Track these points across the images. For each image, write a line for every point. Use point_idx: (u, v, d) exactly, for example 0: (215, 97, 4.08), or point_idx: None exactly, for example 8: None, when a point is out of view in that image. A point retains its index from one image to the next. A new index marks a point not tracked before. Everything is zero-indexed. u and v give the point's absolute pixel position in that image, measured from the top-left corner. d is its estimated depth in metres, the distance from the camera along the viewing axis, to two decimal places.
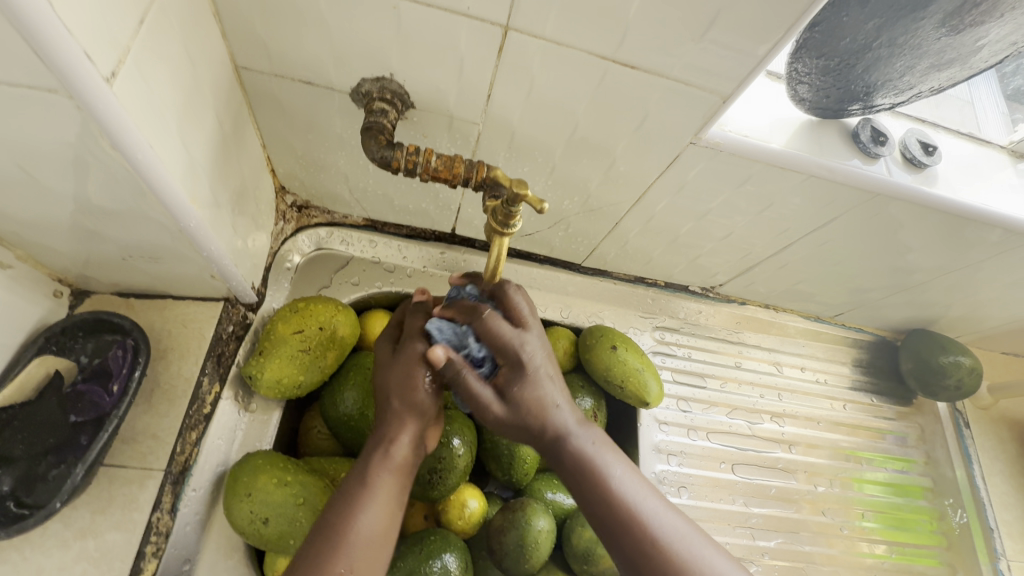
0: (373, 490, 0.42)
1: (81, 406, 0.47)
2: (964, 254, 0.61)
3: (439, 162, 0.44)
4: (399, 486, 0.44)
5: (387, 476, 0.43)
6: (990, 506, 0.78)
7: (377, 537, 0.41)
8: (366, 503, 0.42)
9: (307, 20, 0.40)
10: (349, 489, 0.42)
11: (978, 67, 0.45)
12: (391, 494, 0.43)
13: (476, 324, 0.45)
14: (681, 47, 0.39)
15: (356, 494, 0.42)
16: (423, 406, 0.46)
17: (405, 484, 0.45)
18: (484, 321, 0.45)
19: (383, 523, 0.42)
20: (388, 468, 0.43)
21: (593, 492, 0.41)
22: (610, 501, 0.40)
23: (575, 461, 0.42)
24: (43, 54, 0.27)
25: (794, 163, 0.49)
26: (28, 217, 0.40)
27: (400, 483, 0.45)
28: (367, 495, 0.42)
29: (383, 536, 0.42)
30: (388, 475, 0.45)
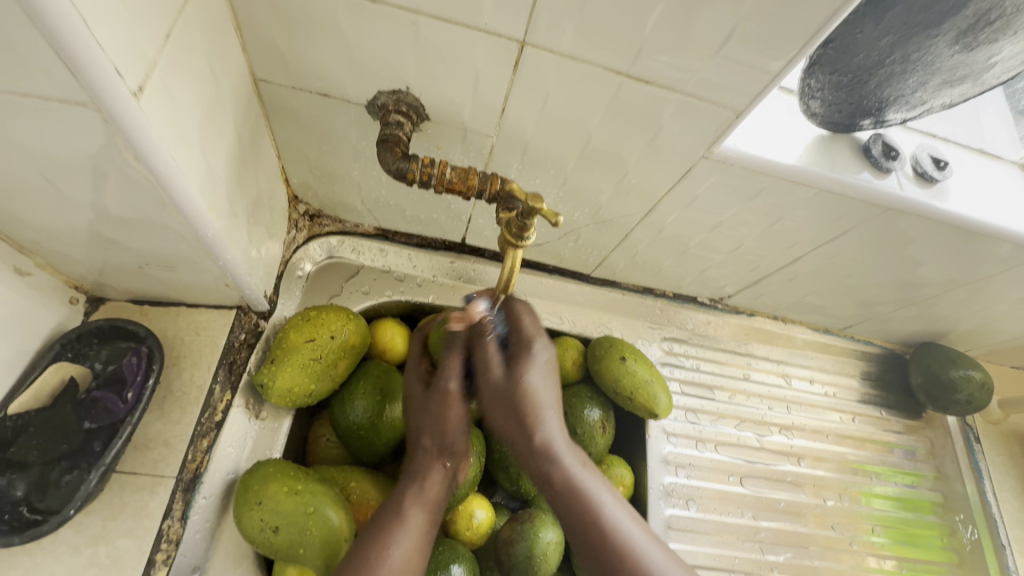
0: (405, 520, 0.46)
1: (95, 413, 0.46)
2: (974, 269, 0.61)
3: (454, 174, 0.44)
4: (429, 520, 0.47)
5: (418, 507, 0.47)
6: (1002, 522, 0.76)
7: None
8: (399, 534, 0.45)
9: (326, 36, 0.40)
10: (386, 519, 0.46)
11: (990, 83, 0.45)
12: (422, 530, 0.46)
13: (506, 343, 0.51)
14: (696, 63, 0.39)
15: (380, 534, 0.45)
16: (449, 441, 0.51)
17: (424, 516, 0.47)
18: (489, 356, 0.49)
19: (411, 558, 0.44)
20: (419, 502, 0.48)
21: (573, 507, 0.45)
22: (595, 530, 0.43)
23: (576, 502, 0.45)
24: (76, 71, 0.27)
25: (807, 178, 0.49)
26: (52, 224, 0.40)
27: (418, 517, 0.46)
28: (391, 533, 0.45)
29: (409, 575, 0.43)
30: (405, 510, 0.46)
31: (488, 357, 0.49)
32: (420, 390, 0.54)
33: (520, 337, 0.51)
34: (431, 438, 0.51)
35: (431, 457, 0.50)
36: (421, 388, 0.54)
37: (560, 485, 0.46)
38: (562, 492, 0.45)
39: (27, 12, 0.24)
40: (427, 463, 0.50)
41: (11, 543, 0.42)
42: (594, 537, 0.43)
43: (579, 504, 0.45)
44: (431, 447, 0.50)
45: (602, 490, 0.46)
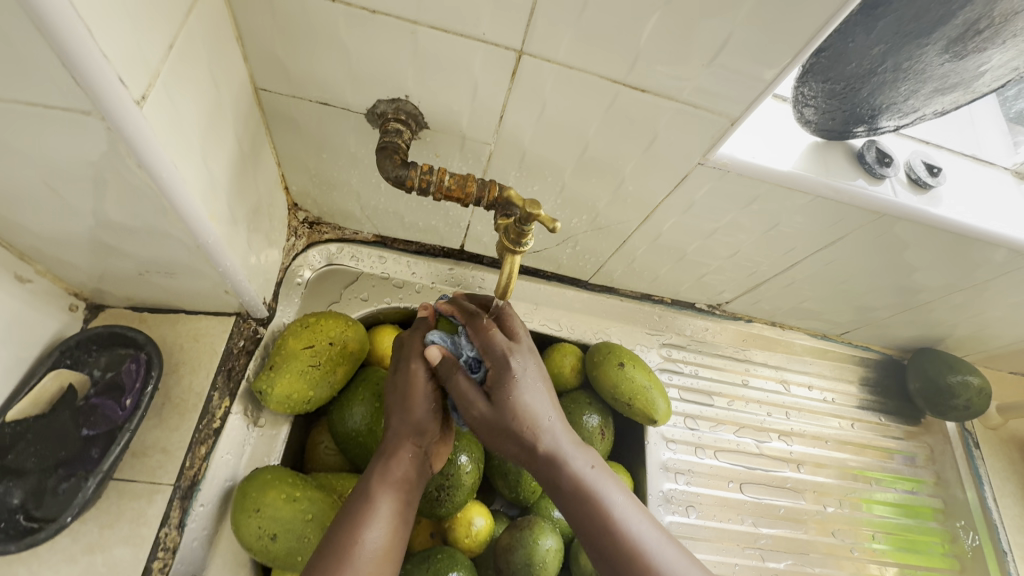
0: (376, 503, 0.45)
1: (94, 420, 0.47)
2: (969, 274, 0.61)
3: (452, 181, 0.45)
4: (402, 501, 0.46)
5: (390, 489, 0.46)
6: (1004, 528, 0.75)
7: (379, 557, 0.43)
8: (373, 518, 0.44)
9: (327, 46, 0.41)
10: (357, 503, 0.45)
11: (980, 91, 0.46)
12: (395, 510, 0.46)
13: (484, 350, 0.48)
14: (691, 71, 0.40)
15: (353, 519, 0.44)
16: (422, 423, 0.49)
17: (395, 498, 0.46)
18: (490, 344, 0.48)
19: (387, 539, 0.44)
20: (390, 483, 0.46)
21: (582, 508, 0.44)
22: (600, 519, 0.43)
23: (584, 493, 0.44)
24: (82, 81, 0.28)
25: (800, 184, 0.49)
26: (53, 232, 0.40)
27: (388, 499, 0.45)
28: (364, 517, 0.44)
29: (387, 556, 0.43)
30: (375, 492, 0.45)
31: (490, 340, 0.48)
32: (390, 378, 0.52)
33: (509, 327, 0.50)
34: (401, 419, 0.49)
35: (401, 439, 0.48)
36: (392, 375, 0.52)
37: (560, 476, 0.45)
38: (576, 498, 0.44)
39: (35, 22, 0.25)
40: (396, 443, 0.48)
41: (5, 551, 0.41)
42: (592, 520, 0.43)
43: (584, 494, 0.44)
44: (404, 430, 0.48)
45: (602, 477, 0.45)
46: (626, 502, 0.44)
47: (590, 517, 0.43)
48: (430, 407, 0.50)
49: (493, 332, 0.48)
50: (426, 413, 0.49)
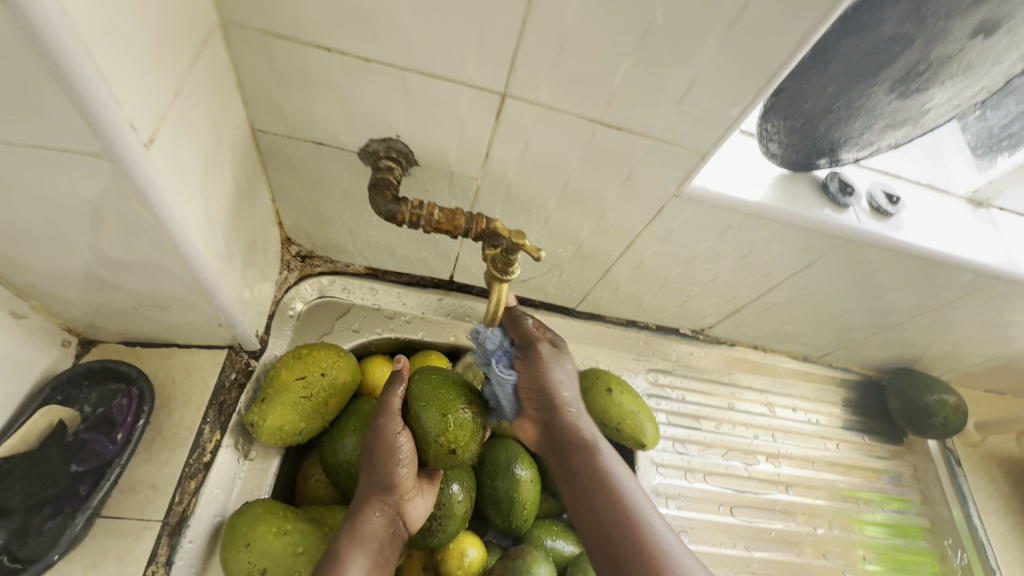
0: (347, 565, 0.47)
1: (84, 455, 0.47)
2: (935, 295, 0.64)
3: (442, 214, 0.47)
4: (370, 561, 0.48)
5: (360, 551, 0.48)
6: (990, 545, 0.75)
7: None
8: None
9: (322, 91, 0.44)
10: (328, 565, 0.46)
11: (929, 125, 0.50)
12: (364, 571, 0.48)
13: (521, 341, 0.54)
14: (662, 110, 0.43)
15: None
16: (392, 483, 0.50)
17: (364, 558, 0.48)
18: (529, 336, 0.54)
19: None
20: (360, 544, 0.49)
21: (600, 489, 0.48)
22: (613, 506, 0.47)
23: (601, 484, 0.49)
24: (94, 125, 0.29)
25: (772, 213, 0.53)
26: (53, 271, 0.42)
27: (358, 561, 0.47)
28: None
29: None
30: (345, 554, 0.47)
31: (530, 332, 0.54)
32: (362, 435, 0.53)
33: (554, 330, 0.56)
34: (371, 479, 0.51)
35: (369, 502, 0.51)
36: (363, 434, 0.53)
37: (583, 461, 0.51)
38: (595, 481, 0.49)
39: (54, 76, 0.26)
40: (366, 505, 0.51)
41: None
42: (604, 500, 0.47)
43: (599, 477, 0.49)
44: (375, 490, 0.51)
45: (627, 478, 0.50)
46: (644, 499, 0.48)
47: (608, 503, 0.47)
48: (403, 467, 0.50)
49: (531, 327, 0.54)
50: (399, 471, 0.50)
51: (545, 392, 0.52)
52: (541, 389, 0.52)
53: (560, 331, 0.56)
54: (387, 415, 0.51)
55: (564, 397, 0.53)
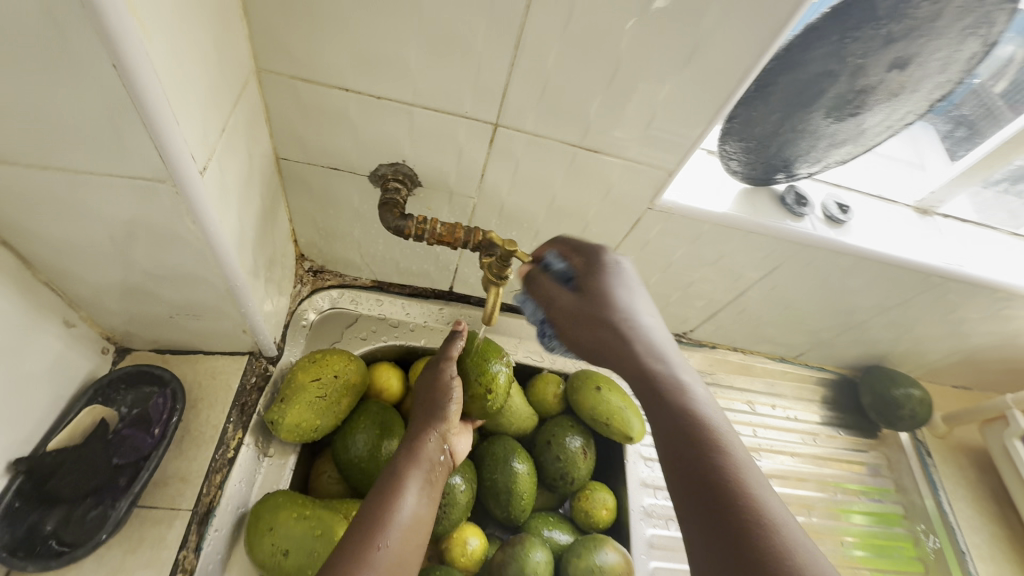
0: (404, 476, 0.51)
1: (124, 450, 0.51)
2: (892, 295, 0.70)
3: (443, 228, 0.53)
4: (426, 479, 0.53)
5: (417, 469, 0.53)
6: (960, 530, 0.79)
7: (411, 522, 0.49)
8: (403, 491, 0.50)
9: (338, 123, 0.50)
10: (387, 480, 0.51)
11: (870, 143, 0.57)
12: (422, 486, 0.52)
13: (545, 301, 0.50)
14: (634, 134, 0.49)
15: (387, 489, 0.50)
16: (445, 414, 0.58)
17: (421, 474, 0.53)
18: (547, 294, 0.50)
19: (417, 509, 0.50)
20: (416, 463, 0.53)
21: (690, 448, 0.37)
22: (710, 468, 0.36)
23: (688, 436, 0.38)
24: (167, 157, 0.34)
25: (736, 222, 0.59)
26: (102, 285, 0.47)
27: (416, 475, 0.52)
28: (397, 488, 0.50)
29: (416, 523, 0.49)
30: (404, 469, 0.52)
31: (551, 288, 0.50)
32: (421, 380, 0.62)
33: (582, 260, 0.49)
34: (427, 412, 0.58)
35: (424, 428, 0.57)
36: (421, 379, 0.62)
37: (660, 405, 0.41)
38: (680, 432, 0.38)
39: (141, 119, 0.31)
40: (421, 432, 0.57)
41: (47, 566, 0.45)
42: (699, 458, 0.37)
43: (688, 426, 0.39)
44: (428, 419, 0.57)
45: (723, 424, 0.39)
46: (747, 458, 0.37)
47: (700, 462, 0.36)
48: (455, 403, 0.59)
49: (545, 282, 0.50)
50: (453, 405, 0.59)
51: (592, 343, 0.47)
52: (588, 343, 0.47)
53: (591, 254, 0.49)
54: (448, 358, 0.61)
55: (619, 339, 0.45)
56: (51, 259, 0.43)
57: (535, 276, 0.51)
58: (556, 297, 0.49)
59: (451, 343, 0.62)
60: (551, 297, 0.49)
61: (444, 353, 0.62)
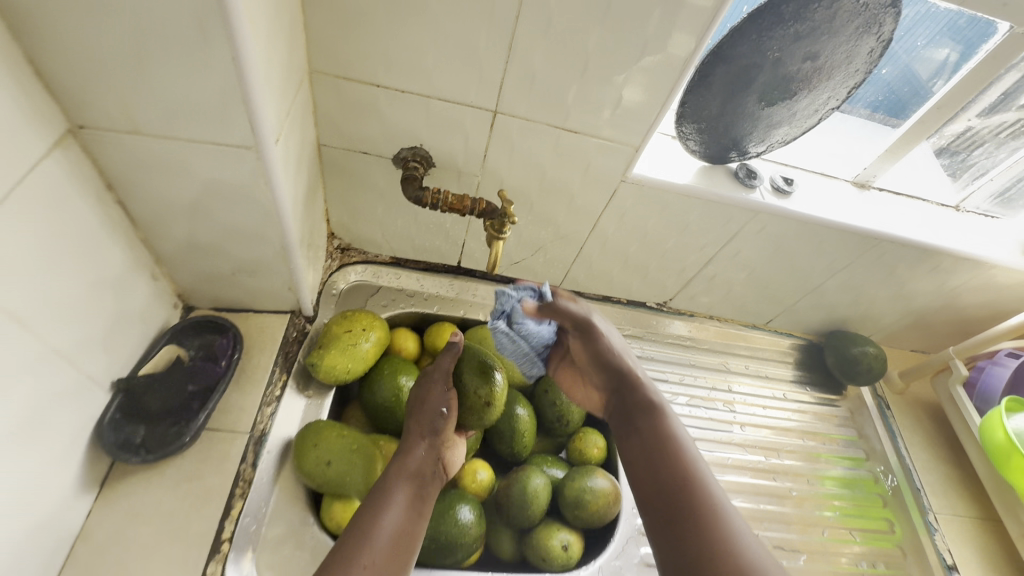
0: (392, 491, 0.57)
1: (197, 377, 0.62)
2: (837, 259, 0.82)
3: (454, 197, 0.65)
4: (412, 492, 0.58)
5: (404, 482, 0.58)
6: (915, 470, 0.89)
7: (394, 532, 0.53)
8: (388, 505, 0.55)
9: (370, 113, 0.63)
10: (375, 495, 0.56)
11: (802, 124, 0.69)
12: (407, 499, 0.57)
13: (572, 320, 0.75)
14: (605, 117, 0.62)
15: (373, 505, 0.55)
16: (435, 427, 0.64)
17: (408, 487, 0.58)
18: (575, 318, 0.75)
19: (401, 520, 0.55)
20: (404, 475, 0.59)
21: (669, 464, 0.56)
22: (695, 505, 0.51)
23: (677, 463, 0.55)
24: (256, 128, 0.46)
25: (697, 192, 0.71)
26: (185, 241, 0.59)
27: (402, 489, 0.57)
28: (382, 503, 0.55)
29: (400, 532, 0.54)
30: (391, 483, 0.57)
31: (575, 314, 0.75)
32: (414, 391, 0.68)
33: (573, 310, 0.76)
34: (416, 423, 0.64)
35: (413, 440, 0.62)
36: (414, 390, 0.68)
37: (674, 468, 0.55)
38: (673, 469, 0.55)
39: (243, 98, 0.44)
40: (411, 444, 0.62)
41: (150, 459, 0.57)
42: (678, 476, 0.54)
43: (665, 447, 0.58)
44: (418, 433, 0.63)
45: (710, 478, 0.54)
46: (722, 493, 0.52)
47: (684, 500, 0.51)
48: (445, 414, 0.64)
49: (574, 312, 0.75)
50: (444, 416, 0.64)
51: (597, 360, 0.74)
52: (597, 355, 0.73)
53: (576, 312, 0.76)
54: (439, 365, 0.67)
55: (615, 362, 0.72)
56: (151, 218, 0.56)
57: (548, 305, 0.74)
58: (590, 321, 0.75)
59: (445, 353, 0.68)
60: (584, 321, 0.75)
61: (438, 362, 0.67)
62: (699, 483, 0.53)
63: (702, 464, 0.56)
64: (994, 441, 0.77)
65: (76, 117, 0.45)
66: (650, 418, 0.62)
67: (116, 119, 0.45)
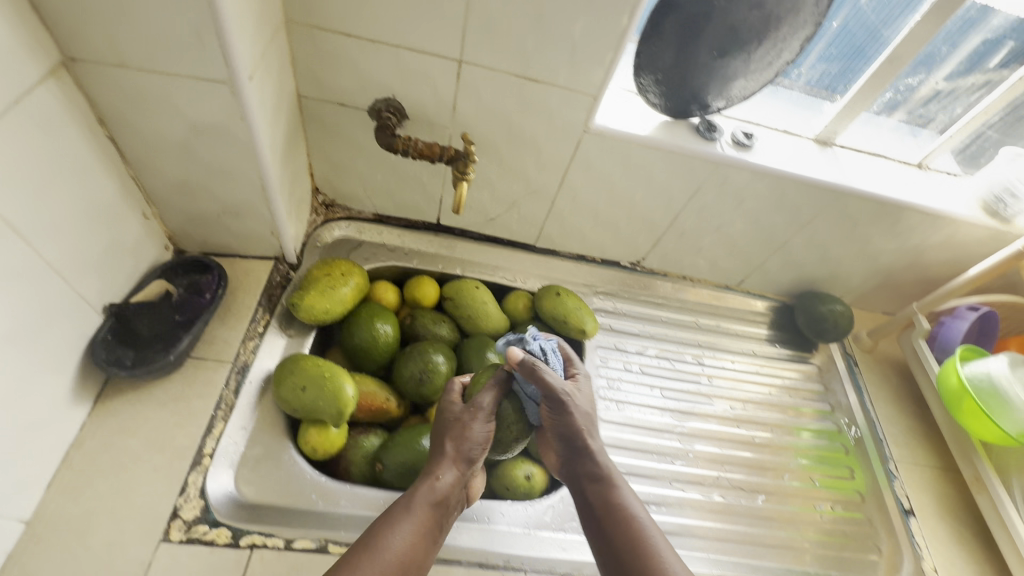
0: (411, 513, 0.56)
1: (185, 308, 0.67)
2: (799, 215, 0.85)
3: (423, 144, 0.70)
4: (432, 516, 0.57)
5: (426, 504, 0.57)
6: (879, 423, 0.91)
7: (399, 557, 0.53)
8: (401, 526, 0.55)
9: (344, 63, 0.67)
10: (394, 512, 0.56)
11: (759, 78, 0.72)
12: (423, 525, 0.56)
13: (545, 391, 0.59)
14: (563, 65, 0.66)
15: (386, 523, 0.55)
16: (469, 454, 0.60)
17: (428, 510, 0.57)
18: (550, 390, 0.58)
19: (409, 544, 0.54)
20: (428, 499, 0.57)
21: (617, 524, 0.58)
22: (633, 561, 0.55)
23: (621, 523, 0.58)
24: (230, 62, 0.51)
25: (657, 143, 0.74)
26: (172, 180, 0.64)
27: (422, 511, 0.56)
28: (395, 525, 0.55)
29: (406, 558, 0.53)
30: (413, 504, 0.56)
31: (550, 385, 0.58)
32: (457, 406, 0.62)
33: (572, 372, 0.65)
34: (454, 445, 0.60)
35: (446, 462, 0.59)
36: (458, 405, 0.62)
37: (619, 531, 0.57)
38: (617, 527, 0.58)
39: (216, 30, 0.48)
40: (442, 465, 0.59)
41: (133, 372, 0.61)
42: (623, 538, 0.57)
43: (613, 510, 0.59)
44: (450, 455, 0.60)
45: (654, 532, 0.57)
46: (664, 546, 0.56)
47: (626, 552, 0.55)
48: (483, 441, 0.60)
49: (550, 380, 0.58)
50: (478, 445, 0.60)
51: (570, 434, 0.61)
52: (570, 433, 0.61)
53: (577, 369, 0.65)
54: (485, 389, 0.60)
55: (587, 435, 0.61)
56: (140, 155, 0.61)
57: (534, 372, 0.58)
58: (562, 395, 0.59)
59: (496, 377, 0.61)
60: (556, 393, 0.59)
61: (489, 380, 0.61)
62: (638, 546, 0.56)
63: (648, 520, 0.59)
64: (949, 386, 0.80)
65: (68, 50, 0.50)
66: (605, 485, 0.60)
67: (103, 52, 0.50)
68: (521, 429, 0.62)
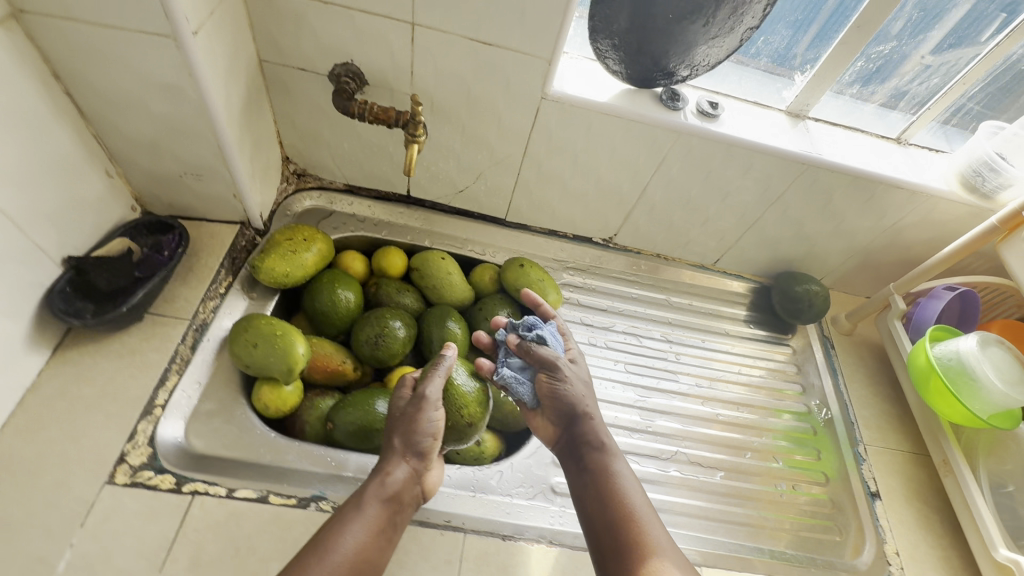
0: (363, 511, 0.55)
1: (145, 266, 0.70)
2: (770, 189, 0.83)
3: (379, 108, 0.70)
4: (386, 514, 0.56)
5: (378, 500, 0.56)
6: (851, 405, 0.89)
7: (352, 556, 0.51)
8: (352, 524, 0.53)
9: (301, 27, 0.68)
10: (346, 511, 0.55)
11: (720, 46, 0.71)
12: (376, 523, 0.55)
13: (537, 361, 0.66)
14: (515, 28, 0.65)
15: (337, 523, 0.54)
16: (417, 446, 0.60)
17: (380, 508, 0.56)
18: (542, 358, 0.66)
19: (362, 542, 0.53)
20: (379, 496, 0.56)
21: (604, 486, 0.59)
22: (619, 521, 0.56)
23: (608, 487, 0.59)
24: (171, 15, 0.53)
25: (617, 111, 0.74)
26: (133, 138, 0.66)
27: (374, 510, 0.55)
28: (345, 523, 0.53)
29: (360, 556, 0.52)
30: (365, 502, 0.56)
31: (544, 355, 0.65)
32: (402, 401, 0.64)
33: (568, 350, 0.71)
34: (402, 440, 0.60)
35: (396, 457, 0.59)
36: (404, 399, 0.64)
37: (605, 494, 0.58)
38: (603, 488, 0.59)
39: None
40: (392, 461, 0.59)
41: (87, 322, 0.63)
42: (610, 498, 0.58)
43: (602, 473, 0.60)
44: (400, 450, 0.60)
45: (639, 496, 0.59)
46: (649, 512, 0.57)
47: (614, 513, 0.57)
48: (430, 432, 0.61)
49: (544, 352, 0.66)
50: (426, 435, 0.60)
51: (560, 402, 0.65)
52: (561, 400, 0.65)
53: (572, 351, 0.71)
54: (429, 380, 0.63)
55: (580, 401, 0.65)
56: (99, 112, 0.63)
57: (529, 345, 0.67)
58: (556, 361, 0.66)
59: (437, 369, 0.64)
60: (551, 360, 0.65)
61: (430, 371, 0.64)
62: (624, 508, 0.57)
63: (635, 486, 0.60)
64: (917, 365, 0.77)
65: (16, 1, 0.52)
66: (597, 450, 0.62)
67: (50, 5, 0.52)
68: (474, 410, 0.64)
